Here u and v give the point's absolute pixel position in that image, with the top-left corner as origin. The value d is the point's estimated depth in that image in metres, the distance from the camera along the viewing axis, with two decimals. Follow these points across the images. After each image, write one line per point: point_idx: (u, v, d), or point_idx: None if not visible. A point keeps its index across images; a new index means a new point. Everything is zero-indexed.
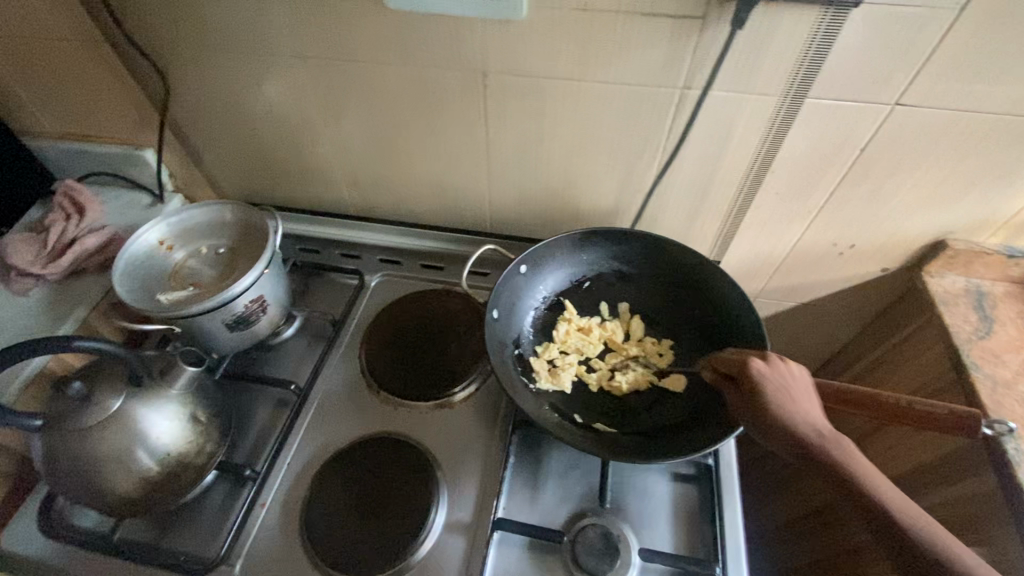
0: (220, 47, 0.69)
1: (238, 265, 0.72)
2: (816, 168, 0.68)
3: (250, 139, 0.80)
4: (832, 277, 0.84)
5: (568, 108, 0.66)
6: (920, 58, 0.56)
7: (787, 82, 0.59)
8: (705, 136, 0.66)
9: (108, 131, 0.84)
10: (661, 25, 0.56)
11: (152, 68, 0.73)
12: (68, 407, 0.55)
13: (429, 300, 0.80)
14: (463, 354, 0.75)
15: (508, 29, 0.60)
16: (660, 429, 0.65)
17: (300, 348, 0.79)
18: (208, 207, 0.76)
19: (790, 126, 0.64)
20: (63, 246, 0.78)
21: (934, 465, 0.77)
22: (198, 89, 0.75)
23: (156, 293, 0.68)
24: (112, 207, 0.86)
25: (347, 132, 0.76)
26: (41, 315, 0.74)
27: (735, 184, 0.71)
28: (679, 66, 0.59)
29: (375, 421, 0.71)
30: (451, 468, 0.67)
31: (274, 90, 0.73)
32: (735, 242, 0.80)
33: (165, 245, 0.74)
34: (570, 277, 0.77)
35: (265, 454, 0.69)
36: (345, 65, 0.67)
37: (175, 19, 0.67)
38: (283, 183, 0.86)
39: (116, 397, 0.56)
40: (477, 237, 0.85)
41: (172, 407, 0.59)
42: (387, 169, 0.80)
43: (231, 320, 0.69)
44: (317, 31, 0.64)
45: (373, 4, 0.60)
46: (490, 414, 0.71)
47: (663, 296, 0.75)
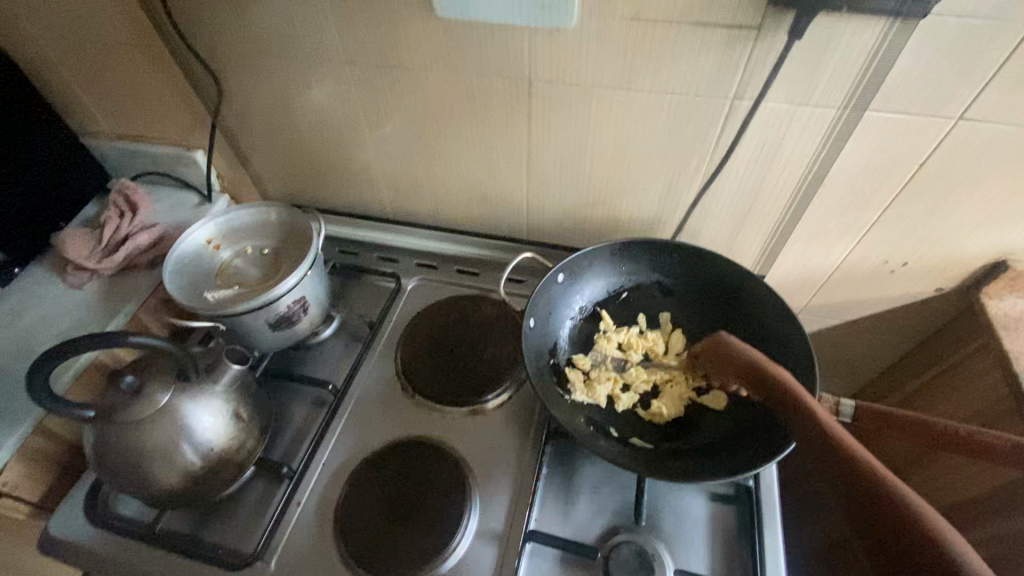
0: (273, 53, 0.70)
1: (281, 266, 0.74)
2: (871, 182, 0.65)
3: (296, 142, 0.82)
4: (881, 295, 0.81)
5: (613, 117, 0.66)
6: (989, 71, 0.53)
7: (843, 94, 0.57)
8: (754, 147, 0.65)
9: (163, 133, 0.87)
10: (713, 35, 0.55)
11: (208, 72, 0.76)
12: (119, 399, 0.57)
13: (465, 306, 0.81)
14: (498, 361, 0.74)
15: (557, 38, 0.60)
16: (699, 447, 0.63)
17: (337, 348, 0.80)
18: (254, 209, 0.78)
19: (845, 139, 0.62)
20: (116, 242, 0.81)
21: (987, 497, 0.73)
22: (249, 94, 0.77)
23: (203, 291, 0.70)
24: (163, 206, 0.89)
25: (390, 137, 0.77)
26: (95, 308, 0.77)
27: (783, 197, 0.69)
28: (730, 76, 0.58)
29: (408, 425, 0.71)
30: (484, 476, 0.66)
31: (322, 95, 0.74)
32: (780, 256, 0.78)
33: (212, 244, 0.76)
34: (607, 288, 0.76)
35: (302, 452, 0.70)
36: (393, 72, 0.68)
37: (232, 26, 0.69)
38: (326, 185, 0.88)
39: (165, 392, 0.58)
40: (514, 244, 0.85)
41: (216, 403, 0.61)
42: (428, 174, 0.81)
43: (273, 320, 0.70)
44: (367, 38, 0.65)
45: (422, 13, 0.61)
46: (524, 423, 0.70)
47: (703, 310, 0.74)
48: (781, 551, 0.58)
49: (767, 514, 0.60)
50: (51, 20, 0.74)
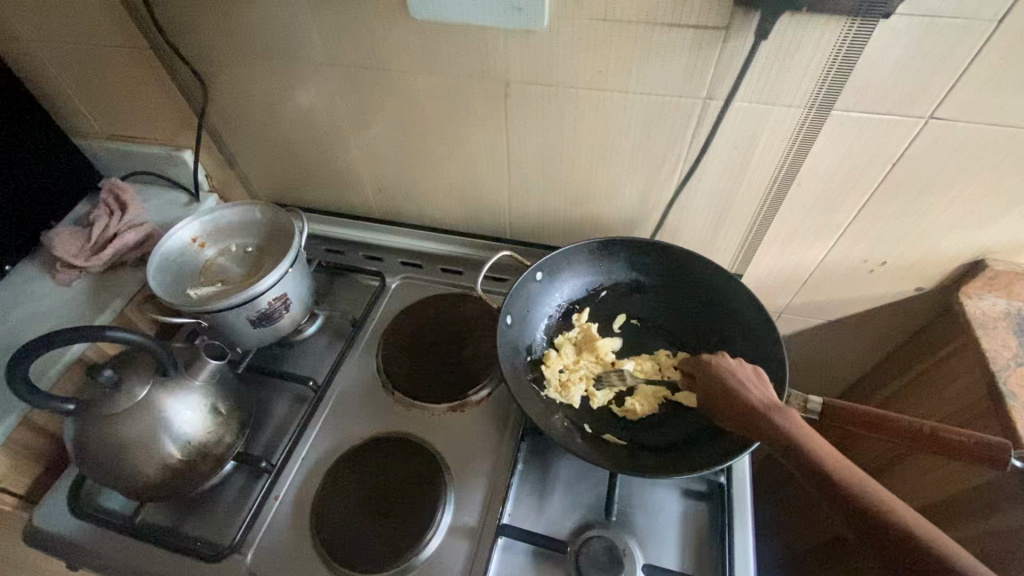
0: (255, 53, 0.71)
1: (264, 263, 0.75)
2: (845, 181, 0.66)
3: (281, 143, 0.83)
4: (861, 295, 0.81)
5: (588, 117, 0.66)
6: (955, 72, 0.53)
7: (813, 94, 0.58)
8: (728, 147, 0.65)
9: (151, 133, 0.88)
10: (683, 36, 0.56)
11: (193, 73, 0.77)
12: (100, 393, 0.58)
13: (447, 304, 0.81)
14: (477, 359, 0.75)
15: (529, 39, 0.60)
16: (671, 445, 0.64)
17: (320, 346, 0.81)
18: (239, 208, 0.80)
19: (816, 139, 0.62)
20: (105, 240, 0.82)
21: (964, 497, 0.73)
22: (234, 95, 0.78)
23: (186, 289, 0.72)
24: (152, 205, 0.91)
25: (372, 138, 0.78)
26: (82, 305, 0.78)
27: (758, 196, 0.70)
28: (701, 76, 0.59)
29: (387, 421, 0.72)
30: (459, 472, 0.67)
31: (304, 96, 0.75)
32: (759, 256, 0.78)
33: (197, 242, 0.77)
34: (586, 286, 0.76)
35: (281, 447, 0.71)
36: (372, 72, 0.69)
37: (215, 28, 0.70)
38: (311, 185, 0.89)
39: (144, 386, 0.59)
40: (496, 243, 0.86)
41: (195, 398, 0.62)
42: (410, 174, 0.82)
43: (255, 316, 0.71)
44: (346, 40, 0.66)
45: (398, 14, 0.62)
46: (502, 420, 0.71)
47: (681, 308, 0.74)
48: (750, 547, 0.58)
49: (738, 510, 0.60)
50: (40, 22, 0.75)
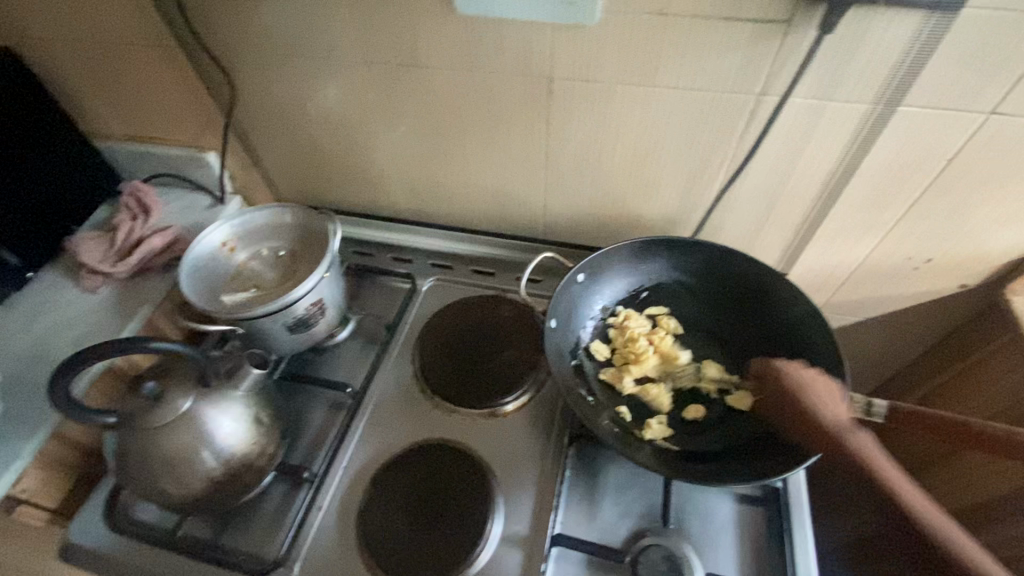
0: (287, 52, 0.69)
1: (298, 268, 0.73)
2: (896, 178, 0.64)
3: (309, 143, 0.81)
4: (903, 292, 0.80)
5: (634, 115, 0.65)
6: (1022, 67, 0.52)
7: (876, 89, 0.56)
8: (780, 145, 0.64)
9: (174, 134, 0.86)
10: (741, 30, 0.54)
11: (221, 72, 0.75)
12: (140, 405, 0.56)
13: (482, 306, 0.80)
14: (518, 362, 0.74)
15: (579, 35, 0.59)
16: (727, 450, 0.62)
17: (354, 351, 0.80)
18: (268, 210, 0.78)
19: (874, 136, 0.61)
20: (130, 246, 0.80)
21: (1013, 497, 0.72)
22: (263, 93, 0.76)
23: (220, 294, 0.70)
24: (175, 208, 0.88)
25: (405, 137, 0.76)
26: (110, 313, 0.76)
27: (808, 194, 0.68)
28: (757, 71, 0.57)
29: (429, 427, 0.71)
30: (507, 479, 0.66)
31: (336, 93, 0.73)
32: (802, 254, 0.77)
33: (227, 246, 0.75)
34: (627, 287, 0.75)
35: (322, 455, 0.69)
36: (410, 70, 0.67)
37: (247, 26, 0.68)
38: (339, 186, 0.87)
39: (186, 398, 0.57)
40: (532, 244, 0.84)
41: (237, 409, 0.60)
42: (443, 174, 0.80)
43: (292, 322, 0.69)
44: (384, 37, 0.64)
45: (441, 10, 0.60)
46: (546, 424, 0.70)
47: (724, 309, 0.73)
48: (813, 556, 0.57)
49: (797, 517, 0.59)
50: (63, 21, 0.73)
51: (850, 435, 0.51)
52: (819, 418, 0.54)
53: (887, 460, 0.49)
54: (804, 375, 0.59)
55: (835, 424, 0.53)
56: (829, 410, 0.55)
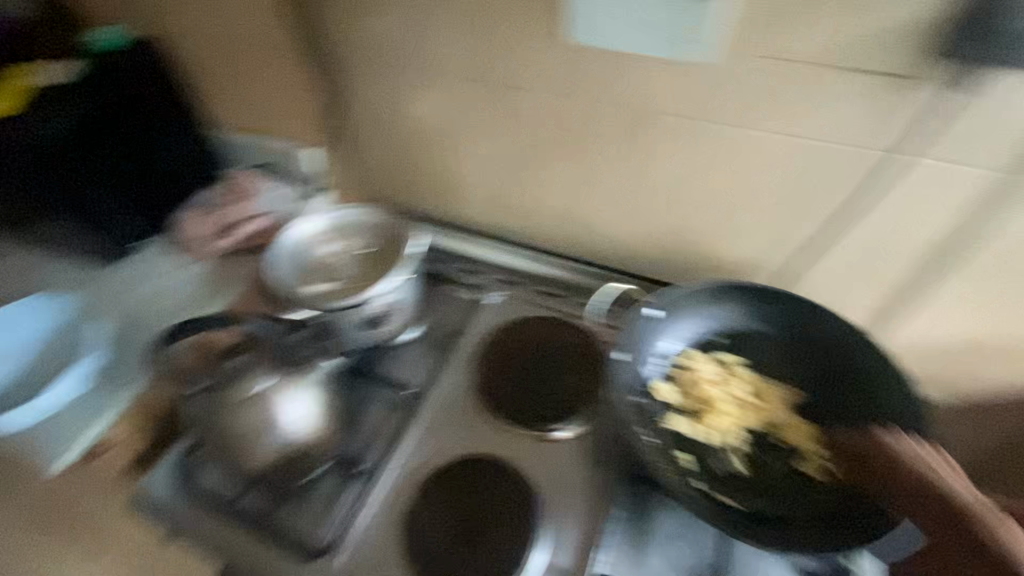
0: (400, 64, 0.74)
1: (377, 269, 0.77)
2: (1009, 255, 0.60)
3: (403, 151, 0.85)
4: (1002, 376, 0.74)
5: (732, 157, 0.64)
6: None
7: (1010, 157, 0.53)
8: (883, 201, 0.61)
9: (279, 130, 0.92)
10: (861, 80, 0.53)
11: (336, 78, 0.80)
12: (229, 377, 0.63)
13: (548, 328, 0.79)
14: (578, 389, 0.73)
15: (690, 72, 0.59)
16: (787, 518, 0.59)
17: (417, 355, 0.81)
18: (358, 210, 0.82)
19: (994, 206, 0.57)
20: (230, 228, 0.87)
21: None
22: (370, 100, 0.81)
23: (302, 284, 0.75)
24: (269, 196, 0.93)
25: (494, 153, 0.78)
26: (204, 287, 0.82)
27: (909, 258, 0.65)
28: (874, 125, 0.55)
29: (482, 441, 0.71)
30: (554, 504, 0.65)
31: (437, 104, 0.76)
32: (891, 320, 0.73)
33: (315, 240, 0.80)
34: (704, 328, 0.72)
35: (376, 453, 0.71)
36: (513, 90, 0.69)
37: (367, 37, 0.73)
38: (423, 194, 0.91)
39: (265, 378, 0.62)
40: (607, 272, 0.84)
41: (307, 397, 0.64)
42: (525, 193, 0.81)
43: (365, 320, 0.72)
44: (494, 58, 0.67)
45: (554, 37, 0.62)
46: (599, 458, 0.68)
47: (806, 366, 0.69)
48: None
49: None
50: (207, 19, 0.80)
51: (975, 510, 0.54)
52: (944, 496, 0.54)
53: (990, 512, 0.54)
54: (908, 445, 0.58)
55: (963, 496, 0.54)
56: (950, 481, 0.55)
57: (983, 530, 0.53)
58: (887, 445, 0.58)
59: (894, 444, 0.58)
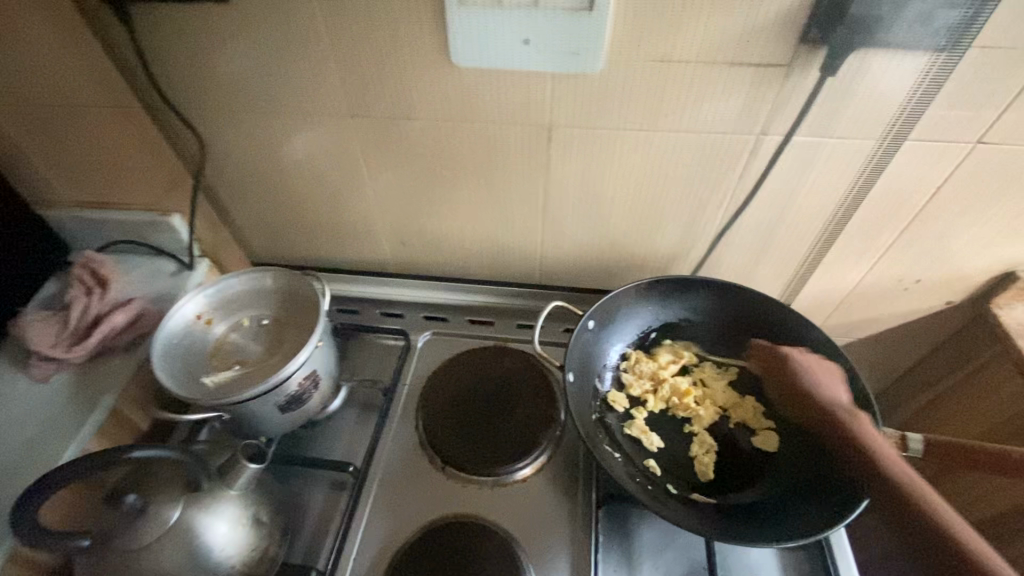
0: (264, 107, 0.66)
1: (285, 338, 0.67)
2: (888, 208, 0.66)
3: (288, 199, 0.77)
4: (896, 311, 0.82)
5: (634, 159, 0.64)
6: (1006, 101, 0.54)
7: (888, 126, 0.57)
8: (781, 180, 0.64)
9: (132, 199, 0.78)
10: (743, 73, 0.54)
11: (191, 132, 0.70)
12: (119, 522, 0.48)
13: (487, 360, 0.75)
14: (530, 418, 0.69)
15: (579, 83, 0.57)
16: (765, 501, 0.60)
17: (351, 422, 0.73)
18: (248, 275, 0.71)
19: (874, 171, 0.62)
20: (87, 326, 0.71)
21: None
22: (239, 151, 0.71)
23: (199, 377, 0.63)
24: (134, 276, 0.80)
25: (391, 187, 0.72)
26: (67, 406, 0.67)
27: (808, 227, 0.69)
28: (758, 112, 0.57)
29: (443, 501, 0.65)
30: (535, 548, 0.61)
31: (316, 142, 0.69)
32: (801, 284, 0.78)
33: (203, 319, 0.68)
34: (638, 330, 0.73)
35: (327, 549, 0.62)
36: (401, 122, 0.64)
37: (219, 82, 0.64)
38: (320, 241, 0.82)
39: (174, 507, 0.49)
40: (536, 289, 0.82)
41: (232, 511, 0.52)
42: (432, 224, 0.76)
43: (284, 401, 0.63)
44: (371, 90, 0.62)
45: (435, 62, 0.58)
46: (569, 486, 0.65)
47: (739, 346, 0.72)
48: None
49: (842, 557, 0.57)
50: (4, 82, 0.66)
51: (853, 420, 0.57)
52: (830, 405, 0.59)
53: (880, 439, 0.56)
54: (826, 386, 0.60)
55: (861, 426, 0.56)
56: (828, 393, 0.60)
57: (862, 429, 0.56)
58: (802, 379, 0.62)
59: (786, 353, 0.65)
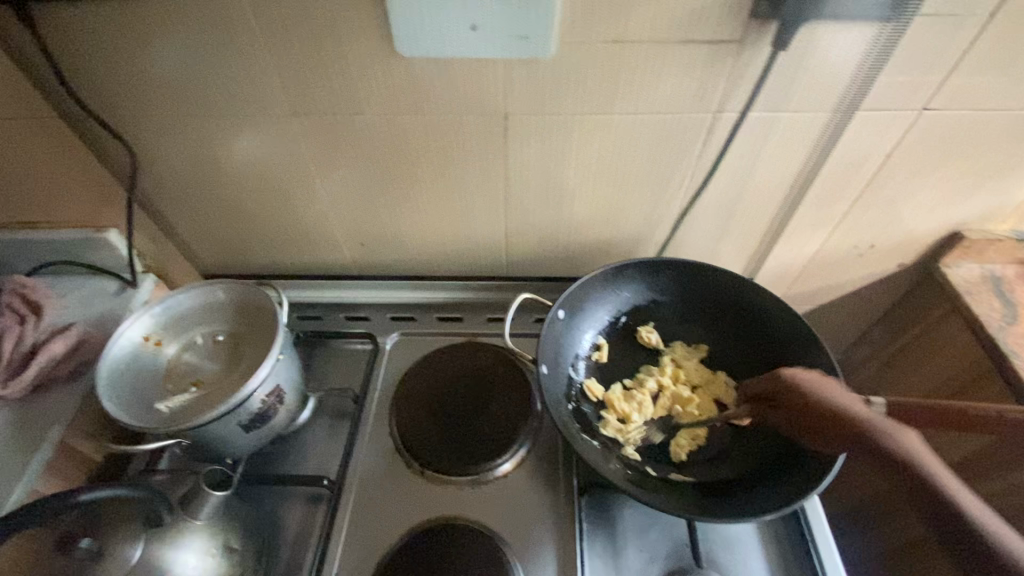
0: (197, 110, 0.61)
1: (243, 354, 0.63)
2: (842, 177, 0.67)
3: (235, 206, 0.72)
4: (853, 277, 0.85)
5: (593, 143, 0.63)
6: (948, 68, 0.56)
7: (837, 98, 0.58)
8: (738, 157, 0.64)
9: (60, 216, 0.72)
10: (697, 51, 0.54)
11: (119, 141, 0.65)
12: (73, 567, 0.45)
13: (459, 357, 0.74)
14: (507, 412, 0.68)
15: (532, 69, 0.55)
16: (742, 474, 0.61)
17: (322, 433, 0.70)
18: (197, 290, 0.67)
19: (826, 142, 0.63)
20: (23, 357, 0.66)
21: (973, 459, 0.79)
22: (174, 158, 0.66)
23: (152, 403, 0.59)
24: (72, 299, 0.74)
25: (345, 187, 0.69)
26: (5, 445, 0.61)
27: (767, 202, 0.70)
28: (714, 90, 0.57)
29: (424, 504, 0.64)
30: (521, 543, 0.60)
31: (260, 146, 0.65)
32: (762, 257, 0.79)
33: (152, 341, 0.64)
34: (609, 315, 0.72)
35: (307, 566, 0.60)
36: (349, 118, 0.61)
37: (144, 86, 0.59)
38: (274, 248, 0.78)
39: (135, 545, 0.46)
40: (503, 281, 0.80)
41: (201, 542, 0.49)
42: (392, 222, 0.73)
43: (248, 420, 0.60)
44: (314, 86, 0.58)
45: (379, 53, 0.55)
46: (550, 477, 0.65)
47: (707, 323, 0.73)
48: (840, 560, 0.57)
49: (817, 521, 0.59)
50: None
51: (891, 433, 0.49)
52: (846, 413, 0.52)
53: (913, 441, 0.48)
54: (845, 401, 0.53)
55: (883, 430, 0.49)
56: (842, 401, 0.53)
57: (887, 434, 0.48)
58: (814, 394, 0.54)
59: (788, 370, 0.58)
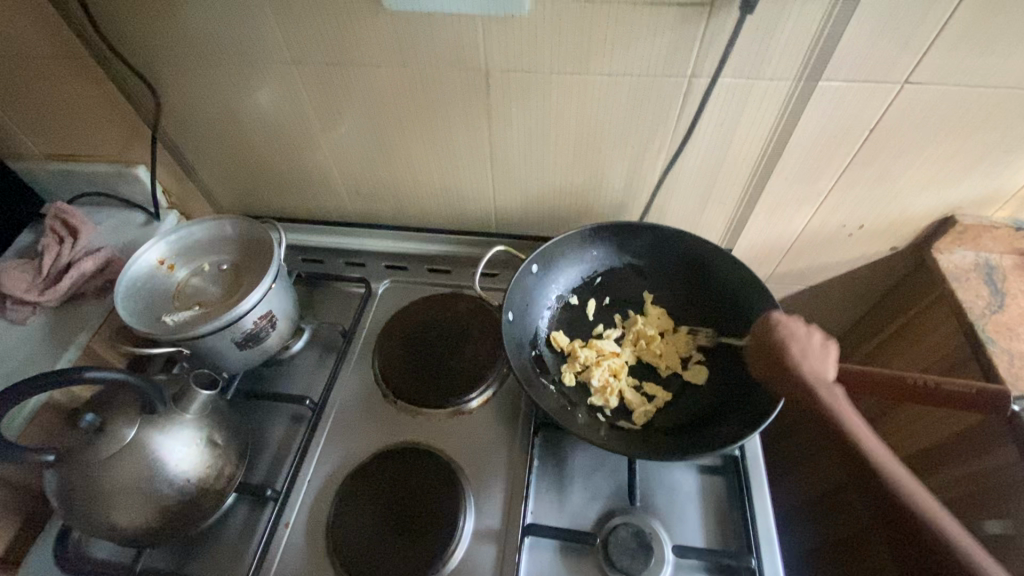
0: (208, 59, 0.67)
1: (243, 281, 0.70)
2: (825, 149, 0.67)
3: (246, 151, 0.79)
4: (841, 258, 0.84)
5: (571, 103, 0.65)
6: (925, 40, 0.56)
7: (802, 63, 0.58)
8: (713, 124, 0.65)
9: (97, 151, 0.81)
10: (667, 14, 0.55)
11: (144, 85, 0.72)
12: (82, 439, 0.53)
13: (438, 304, 0.79)
14: (478, 355, 0.73)
15: (508, 26, 0.58)
16: (686, 426, 0.64)
17: (311, 362, 0.77)
18: (206, 223, 0.75)
19: (803, 110, 0.63)
20: (59, 271, 0.75)
21: (947, 444, 0.79)
22: (192, 103, 0.73)
23: (160, 315, 0.67)
24: (105, 226, 0.83)
25: (344, 137, 0.74)
26: (41, 345, 0.71)
27: (744, 171, 0.71)
28: (686, 54, 0.58)
29: (392, 431, 0.70)
30: (475, 472, 0.66)
31: (267, 95, 0.71)
32: (745, 230, 0.80)
33: (165, 264, 0.72)
34: (582, 274, 0.76)
35: (284, 472, 0.67)
36: (344, 70, 0.66)
37: (163, 34, 0.65)
38: (282, 193, 0.85)
39: (131, 426, 0.54)
40: (487, 238, 0.84)
41: (189, 433, 0.57)
42: (386, 174, 0.78)
43: (241, 338, 0.67)
44: (311, 38, 0.63)
45: (368, 6, 0.59)
46: (510, 416, 0.70)
47: (678, 289, 0.75)
48: (770, 518, 0.59)
49: (755, 480, 0.62)
50: None
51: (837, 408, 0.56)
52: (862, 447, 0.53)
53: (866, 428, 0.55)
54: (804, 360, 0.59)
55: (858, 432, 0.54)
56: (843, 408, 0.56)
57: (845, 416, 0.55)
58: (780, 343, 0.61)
59: (792, 355, 0.59)
